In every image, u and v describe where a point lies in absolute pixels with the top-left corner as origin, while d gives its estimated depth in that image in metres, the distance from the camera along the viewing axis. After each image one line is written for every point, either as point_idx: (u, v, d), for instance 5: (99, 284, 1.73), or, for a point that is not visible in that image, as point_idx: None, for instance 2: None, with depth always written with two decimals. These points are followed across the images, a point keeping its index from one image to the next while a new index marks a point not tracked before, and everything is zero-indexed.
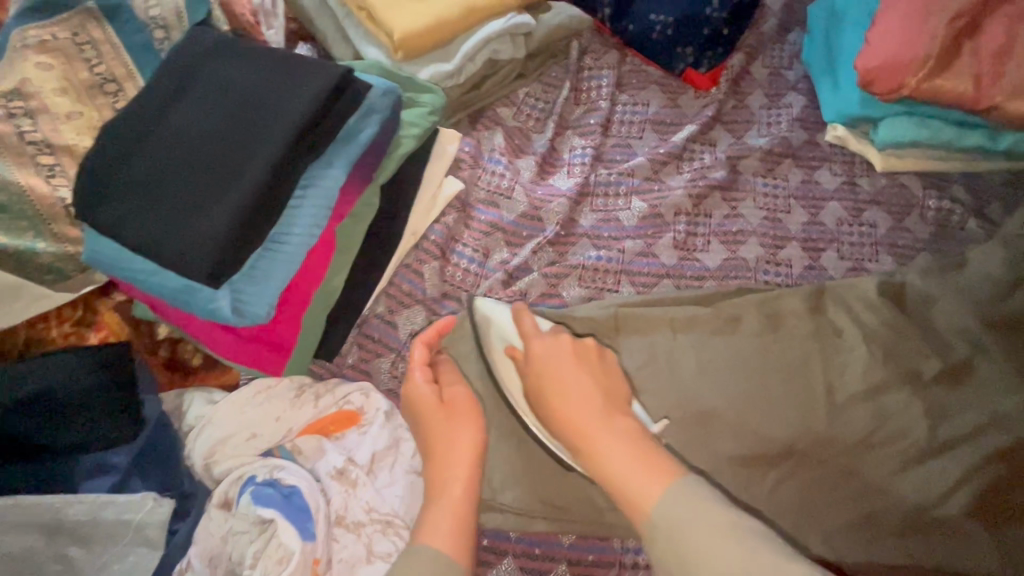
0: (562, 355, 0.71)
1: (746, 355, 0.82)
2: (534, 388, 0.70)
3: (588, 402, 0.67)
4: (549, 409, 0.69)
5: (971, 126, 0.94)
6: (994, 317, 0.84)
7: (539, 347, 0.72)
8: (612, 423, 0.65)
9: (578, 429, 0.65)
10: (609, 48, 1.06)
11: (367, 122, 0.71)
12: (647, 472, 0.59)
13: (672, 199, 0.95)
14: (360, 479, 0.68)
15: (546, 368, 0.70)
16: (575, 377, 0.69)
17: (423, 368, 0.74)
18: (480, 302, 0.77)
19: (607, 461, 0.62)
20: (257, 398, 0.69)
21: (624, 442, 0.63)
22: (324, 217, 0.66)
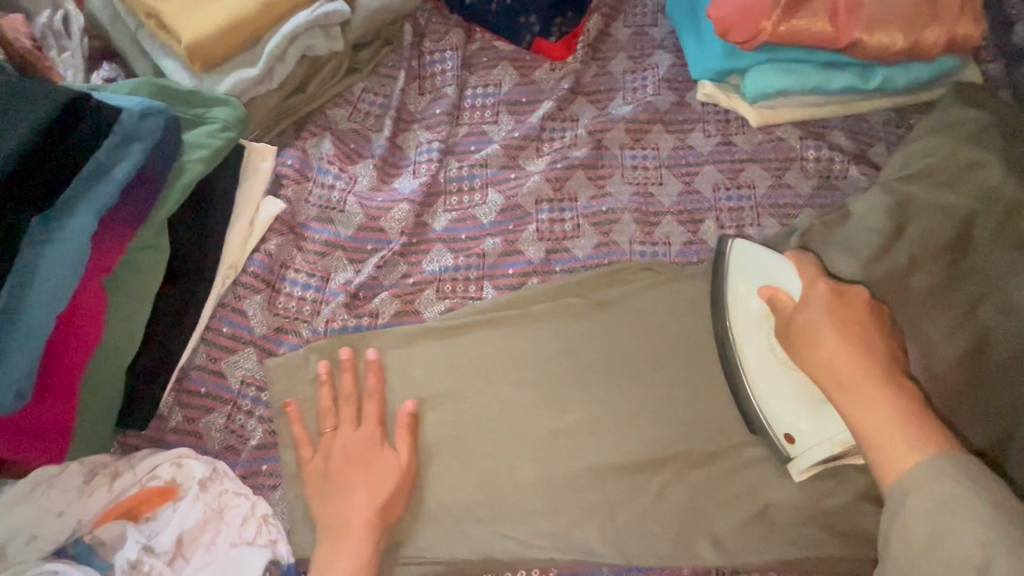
0: (854, 301, 0.67)
1: (612, 346, 0.76)
2: (795, 329, 0.67)
3: (872, 356, 0.63)
4: (808, 348, 0.65)
5: (840, 65, 0.87)
6: (886, 269, 0.76)
7: (826, 289, 0.67)
8: (893, 383, 0.61)
9: (854, 372, 0.62)
10: (451, 26, 0.96)
11: (126, 154, 0.61)
12: (917, 442, 0.56)
13: (530, 187, 0.85)
14: (156, 570, 0.60)
15: (828, 311, 0.65)
16: (860, 326, 0.65)
17: (374, 397, 0.71)
18: (742, 246, 0.74)
19: (875, 413, 0.58)
20: (34, 495, 0.60)
21: (900, 403, 0.59)
22: (77, 277, 0.56)
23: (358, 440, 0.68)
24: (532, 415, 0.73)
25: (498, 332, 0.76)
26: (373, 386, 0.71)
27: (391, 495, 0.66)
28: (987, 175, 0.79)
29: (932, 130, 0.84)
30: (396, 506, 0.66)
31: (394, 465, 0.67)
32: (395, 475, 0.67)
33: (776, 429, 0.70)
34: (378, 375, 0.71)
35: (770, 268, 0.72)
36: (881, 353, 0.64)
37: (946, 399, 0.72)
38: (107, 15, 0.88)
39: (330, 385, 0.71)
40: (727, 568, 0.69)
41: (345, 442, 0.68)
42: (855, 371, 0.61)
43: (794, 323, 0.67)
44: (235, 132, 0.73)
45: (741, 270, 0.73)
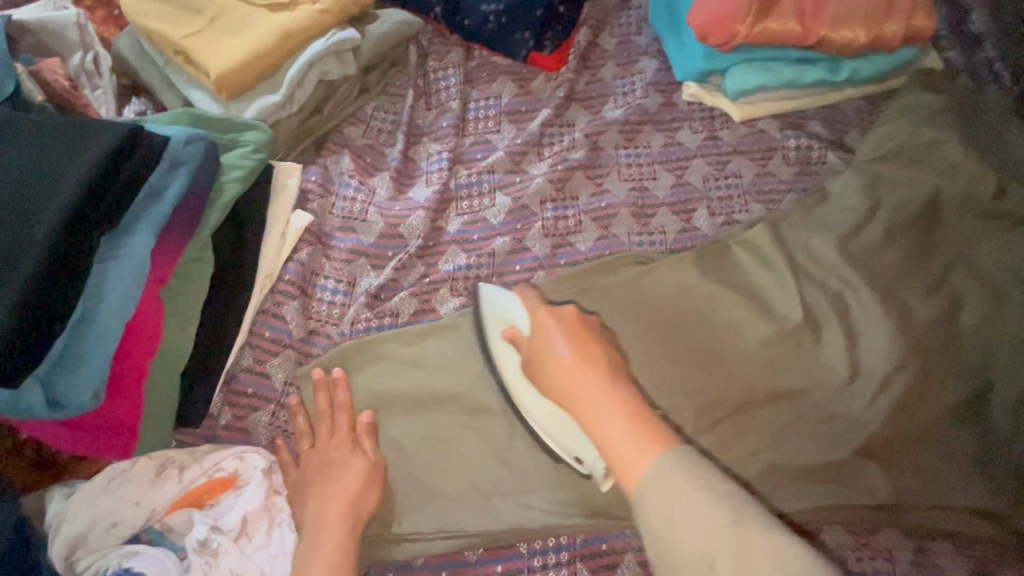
0: (566, 321, 0.68)
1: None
2: (534, 360, 0.68)
3: (601, 363, 0.63)
4: (542, 373, 0.66)
5: (811, 61, 0.95)
6: (858, 245, 0.85)
7: (541, 318, 0.69)
8: (621, 384, 0.61)
9: (573, 389, 0.61)
10: (451, 46, 1.04)
11: (174, 176, 0.68)
12: (644, 436, 0.54)
13: (534, 188, 0.92)
14: (223, 546, 0.67)
15: (550, 326, 0.68)
16: (581, 341, 0.66)
17: (348, 411, 0.76)
18: (484, 291, 0.78)
19: (604, 421, 0.57)
20: (111, 486, 0.67)
21: (622, 401, 0.58)
22: (140, 287, 0.63)
23: (335, 446, 0.74)
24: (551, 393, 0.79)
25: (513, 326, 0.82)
26: (343, 399, 0.76)
27: (364, 490, 0.71)
28: (948, 152, 0.88)
29: (900, 115, 0.92)
30: (369, 502, 0.72)
31: (361, 466, 0.73)
32: (364, 473, 0.72)
33: (571, 456, 0.71)
34: (346, 390, 0.77)
35: (508, 309, 0.76)
36: (601, 360, 0.64)
37: (928, 357, 0.79)
38: (135, 54, 0.96)
39: (300, 410, 0.76)
40: None
41: (319, 451, 0.74)
42: (577, 383, 0.61)
43: (529, 354, 0.69)
44: (265, 153, 0.80)
45: (489, 315, 0.77)
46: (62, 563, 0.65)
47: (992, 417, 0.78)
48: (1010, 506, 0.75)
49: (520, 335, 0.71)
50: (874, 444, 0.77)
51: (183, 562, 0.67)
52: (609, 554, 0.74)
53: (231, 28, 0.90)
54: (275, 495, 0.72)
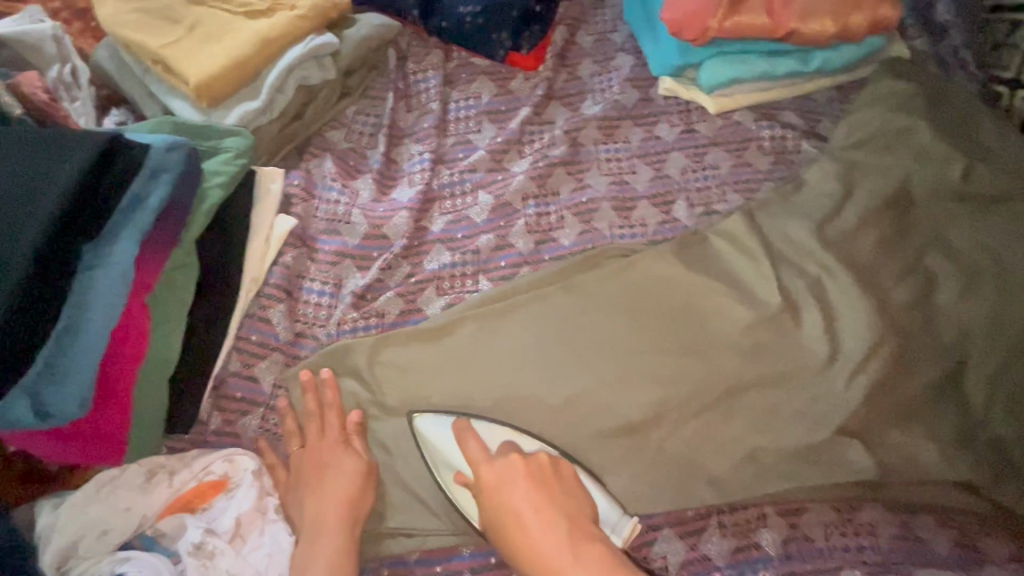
0: (517, 480, 0.70)
1: (585, 326, 0.83)
2: (490, 519, 0.70)
3: (565, 522, 0.67)
4: (505, 542, 0.68)
5: (782, 53, 0.97)
6: (833, 231, 0.87)
7: (493, 479, 0.71)
8: (587, 546, 0.65)
9: (542, 562, 0.65)
10: (430, 48, 1.05)
11: (157, 184, 0.68)
12: None
13: (516, 185, 0.94)
14: (218, 547, 0.67)
15: (507, 490, 0.70)
16: (539, 503, 0.69)
17: (337, 411, 0.77)
18: (421, 422, 0.76)
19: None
20: (103, 494, 0.68)
21: (595, 571, 0.63)
22: (124, 296, 0.63)
23: (326, 447, 0.75)
24: (536, 385, 0.80)
25: (500, 322, 0.83)
26: (331, 399, 0.77)
27: (360, 488, 0.72)
28: (917, 137, 0.91)
29: (870, 102, 0.95)
30: (364, 500, 0.72)
31: (356, 464, 0.74)
32: (359, 471, 0.73)
33: None
34: (334, 390, 0.78)
35: (451, 452, 0.75)
36: (560, 520, 0.68)
37: (905, 336, 0.81)
38: (113, 65, 0.96)
39: (290, 410, 0.77)
40: (724, 505, 0.77)
41: (312, 450, 0.75)
42: (546, 559, 0.65)
43: (486, 517, 0.70)
44: (247, 158, 0.81)
45: (433, 452, 0.75)
46: (54, 574, 0.65)
47: (969, 393, 0.79)
48: (990, 479, 0.76)
49: (469, 484, 0.72)
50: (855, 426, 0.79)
51: (176, 567, 0.67)
52: None
53: (209, 36, 0.91)
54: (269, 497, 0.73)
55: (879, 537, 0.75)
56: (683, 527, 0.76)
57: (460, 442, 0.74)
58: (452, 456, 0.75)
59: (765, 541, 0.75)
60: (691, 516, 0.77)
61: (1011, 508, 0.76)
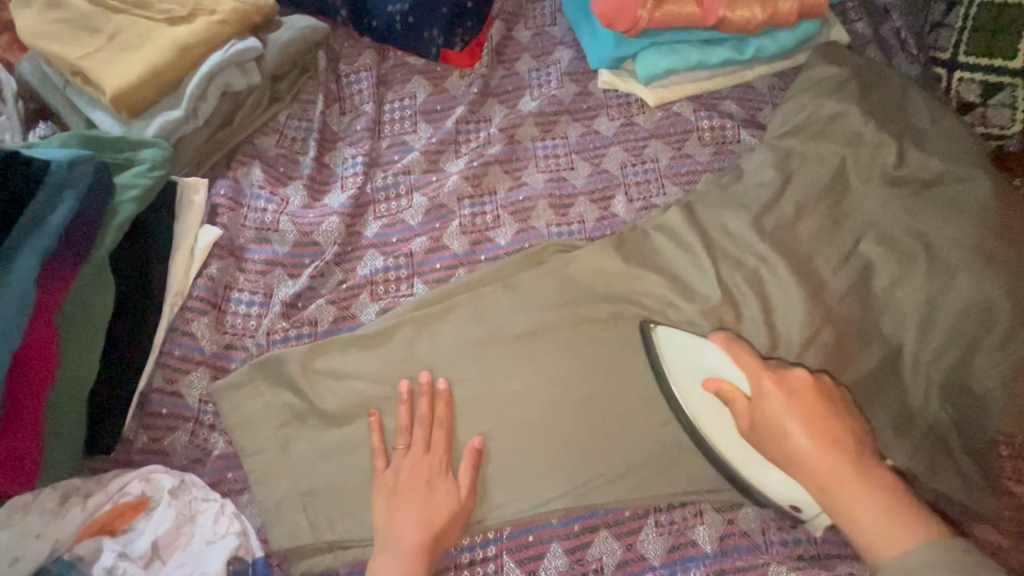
0: (799, 389, 0.65)
1: (527, 322, 0.81)
2: (751, 420, 0.67)
3: (851, 440, 0.62)
4: (769, 438, 0.65)
5: (716, 42, 0.96)
6: (769, 221, 0.85)
7: (771, 386, 0.66)
8: (876, 468, 0.60)
9: (817, 467, 0.60)
10: (362, 49, 1.03)
11: (60, 199, 0.67)
12: (904, 524, 0.55)
13: (450, 186, 0.92)
14: (131, 571, 0.66)
15: (775, 394, 0.65)
16: (812, 414, 0.63)
17: (426, 422, 0.75)
18: (662, 333, 0.77)
19: (853, 506, 0.58)
20: (12, 520, 0.66)
21: (877, 492, 0.57)
22: (26, 316, 0.63)
23: (425, 464, 0.73)
24: (490, 381, 0.79)
25: (444, 321, 0.81)
26: (427, 410, 0.76)
27: (446, 523, 0.71)
28: (850, 122, 0.89)
29: (805, 89, 0.94)
30: (450, 541, 0.71)
31: (451, 502, 0.72)
32: (454, 506, 0.72)
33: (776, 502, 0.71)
34: (446, 403, 0.76)
35: (703, 359, 0.74)
36: (840, 433, 0.62)
37: (841, 325, 0.80)
38: (37, 78, 0.93)
39: (409, 403, 0.76)
40: (662, 504, 0.76)
41: (409, 465, 0.73)
42: (820, 463, 0.60)
43: (748, 416, 0.67)
44: (163, 169, 0.80)
45: (675, 361, 0.76)
46: None
47: (906, 380, 0.79)
48: (925, 467, 0.76)
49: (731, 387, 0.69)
50: None
51: None
52: (536, 544, 0.75)
53: (128, 44, 0.89)
54: (188, 517, 0.70)
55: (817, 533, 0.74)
56: (619, 527, 0.76)
57: (726, 354, 0.72)
58: (711, 363, 0.73)
59: (701, 538, 0.75)
60: (626, 515, 0.76)
61: (949, 494, 0.75)
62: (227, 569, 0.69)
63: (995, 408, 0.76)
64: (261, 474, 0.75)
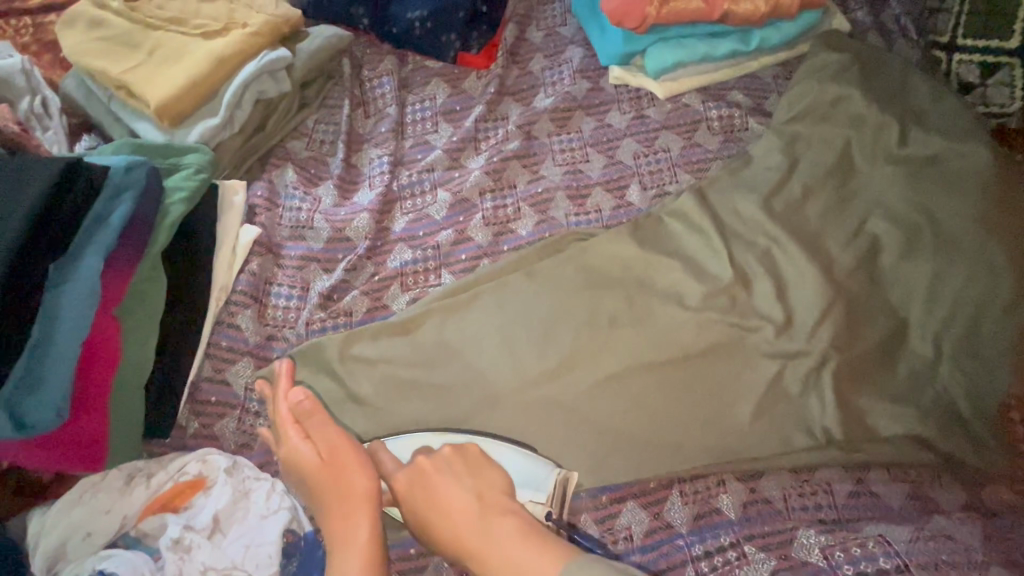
0: (429, 476, 0.74)
1: (547, 309, 0.85)
2: (418, 524, 0.74)
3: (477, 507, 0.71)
4: (430, 531, 0.72)
5: (721, 35, 1.01)
6: (778, 202, 0.89)
7: (401, 487, 0.75)
8: (489, 530, 0.68)
9: (463, 546, 0.68)
10: (384, 54, 1.09)
11: (119, 202, 0.73)
12: (542, 559, 0.62)
13: (472, 181, 0.97)
14: (196, 541, 0.71)
15: (424, 483, 0.74)
16: (433, 500, 0.73)
17: (295, 425, 0.76)
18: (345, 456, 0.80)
19: (494, 567, 0.65)
20: (84, 498, 0.72)
21: (513, 542, 0.65)
22: (92, 308, 0.67)
23: (332, 434, 0.76)
24: (516, 364, 0.83)
25: (468, 307, 0.86)
26: (287, 388, 0.79)
27: (326, 477, 0.73)
28: (853, 105, 0.93)
29: (809, 76, 0.98)
30: (362, 484, 0.72)
31: (311, 458, 0.74)
32: (320, 458, 0.74)
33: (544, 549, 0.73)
34: (288, 377, 0.79)
35: (370, 476, 0.79)
36: (477, 498, 0.72)
37: (852, 299, 0.83)
38: (82, 94, 0.99)
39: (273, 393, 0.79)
40: (686, 474, 0.79)
41: (304, 456, 0.74)
42: (462, 537, 0.69)
43: (412, 519, 0.74)
44: (207, 173, 0.85)
45: None
46: None
47: (916, 348, 0.82)
48: (938, 431, 0.78)
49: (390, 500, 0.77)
50: (811, 389, 0.81)
51: (157, 563, 0.71)
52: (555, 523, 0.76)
53: (168, 58, 0.95)
54: (243, 492, 0.75)
55: (836, 496, 0.76)
56: (646, 498, 0.78)
57: (375, 462, 0.78)
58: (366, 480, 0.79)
59: (725, 506, 0.76)
60: (653, 486, 0.79)
61: (961, 458, 0.78)
62: (282, 540, 0.74)
63: (1005, 374, 0.79)
64: None
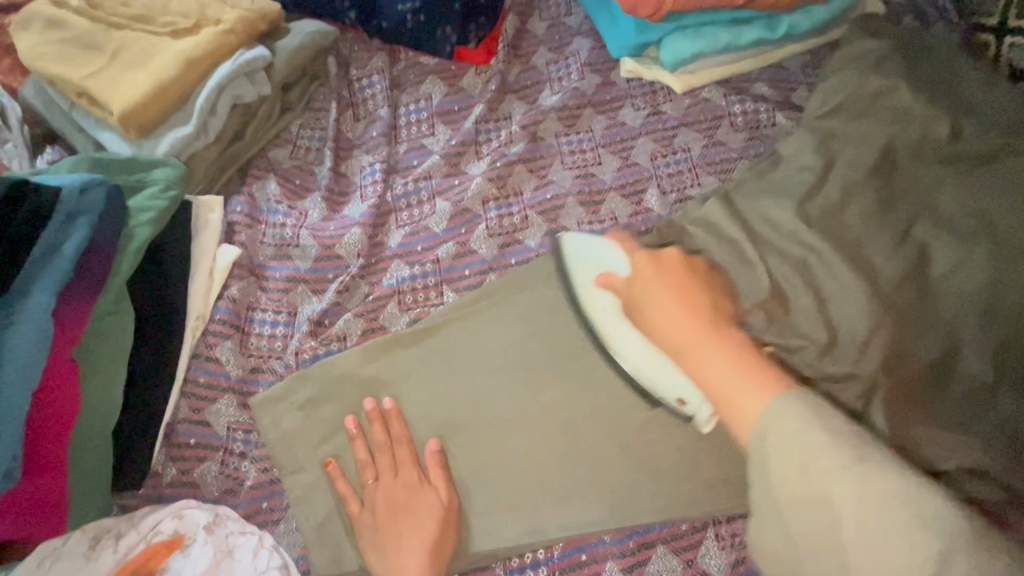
0: (670, 267, 0.70)
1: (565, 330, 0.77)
2: (631, 299, 0.69)
3: (692, 319, 0.63)
4: (641, 314, 0.67)
5: (744, 22, 0.92)
6: (818, 206, 0.80)
7: (641, 260, 0.70)
8: (707, 335, 0.61)
9: (678, 341, 0.62)
10: (373, 51, 0.99)
11: (73, 229, 0.65)
12: (756, 383, 0.56)
13: (474, 189, 0.88)
14: None
15: (648, 279, 0.68)
16: (674, 285, 0.67)
17: (414, 465, 0.72)
18: (570, 240, 0.76)
19: (708, 367, 0.59)
20: (44, 568, 0.64)
21: (736, 355, 0.59)
22: (43, 352, 0.59)
23: (428, 490, 0.70)
24: (528, 393, 0.76)
25: (492, 331, 0.78)
26: (400, 431, 0.73)
27: (437, 538, 0.68)
28: (893, 98, 0.84)
29: (842, 66, 0.89)
30: (447, 545, 0.68)
31: (434, 507, 0.69)
32: (439, 514, 0.69)
33: (668, 396, 0.70)
34: (401, 421, 0.74)
35: (599, 258, 0.74)
36: (701, 303, 0.66)
37: (903, 314, 0.75)
38: (41, 101, 0.90)
39: (362, 436, 0.73)
40: (720, 515, 0.71)
41: (404, 497, 0.70)
42: (681, 330, 0.63)
43: (626, 299, 0.69)
44: (178, 189, 0.76)
45: (579, 265, 0.75)
46: None
47: (980, 368, 0.73)
48: (1007, 462, 0.69)
49: (613, 281, 0.70)
50: (859, 416, 0.72)
51: None
52: (590, 564, 0.70)
53: (134, 60, 0.85)
54: (224, 552, 0.67)
55: None
56: (678, 542, 0.70)
57: (614, 243, 0.74)
58: (608, 261, 0.73)
59: None
60: (685, 529, 0.71)
61: None
62: None
63: None
64: (297, 499, 0.72)
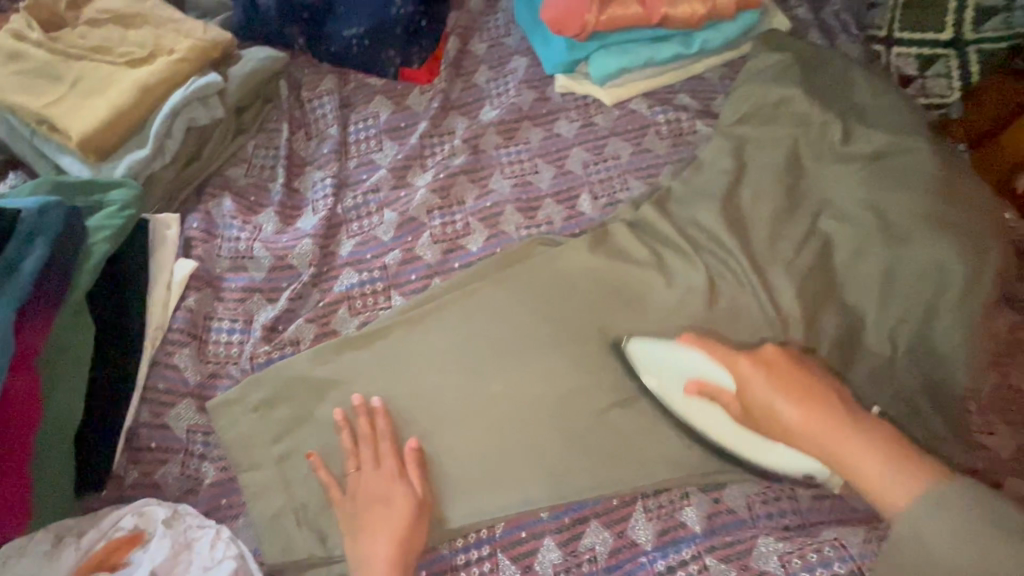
0: (776, 364, 0.68)
1: (510, 324, 0.84)
2: (742, 412, 0.70)
3: (814, 416, 0.63)
4: (754, 423, 0.69)
5: (663, 39, 1.00)
6: (731, 205, 0.88)
7: (747, 367, 0.68)
8: (830, 433, 0.62)
9: (808, 436, 0.63)
10: (324, 74, 1.06)
11: (32, 248, 0.69)
12: (905, 478, 0.58)
13: (418, 200, 0.94)
14: None
15: (755, 385, 0.67)
16: (783, 390, 0.66)
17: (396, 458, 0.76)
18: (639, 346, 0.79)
19: (858, 470, 0.60)
20: (10, 565, 0.68)
21: (873, 452, 0.60)
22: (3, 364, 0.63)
23: (380, 477, 0.75)
24: (473, 383, 0.81)
25: (437, 329, 0.83)
26: (384, 426, 0.78)
27: (411, 525, 0.72)
28: (795, 104, 0.93)
29: (752, 76, 0.97)
30: (420, 534, 0.73)
31: (409, 498, 0.74)
32: (413, 506, 0.73)
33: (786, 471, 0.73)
34: (387, 417, 0.78)
35: (679, 363, 0.76)
36: (816, 394, 0.65)
37: (808, 299, 0.82)
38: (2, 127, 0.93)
39: (348, 427, 0.78)
40: (648, 489, 0.77)
41: (367, 485, 0.75)
42: (807, 430, 0.63)
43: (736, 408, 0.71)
44: (134, 209, 0.82)
45: (665, 373, 0.77)
46: None
47: (874, 345, 0.81)
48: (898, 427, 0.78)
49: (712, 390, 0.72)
50: None
51: None
52: (529, 540, 0.76)
53: (92, 88, 0.90)
54: (183, 544, 0.71)
55: (800, 501, 0.76)
56: (610, 516, 0.77)
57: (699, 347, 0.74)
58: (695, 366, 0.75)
59: (690, 520, 0.76)
60: (615, 504, 0.77)
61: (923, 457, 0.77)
62: None
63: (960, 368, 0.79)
64: (253, 494, 0.77)
